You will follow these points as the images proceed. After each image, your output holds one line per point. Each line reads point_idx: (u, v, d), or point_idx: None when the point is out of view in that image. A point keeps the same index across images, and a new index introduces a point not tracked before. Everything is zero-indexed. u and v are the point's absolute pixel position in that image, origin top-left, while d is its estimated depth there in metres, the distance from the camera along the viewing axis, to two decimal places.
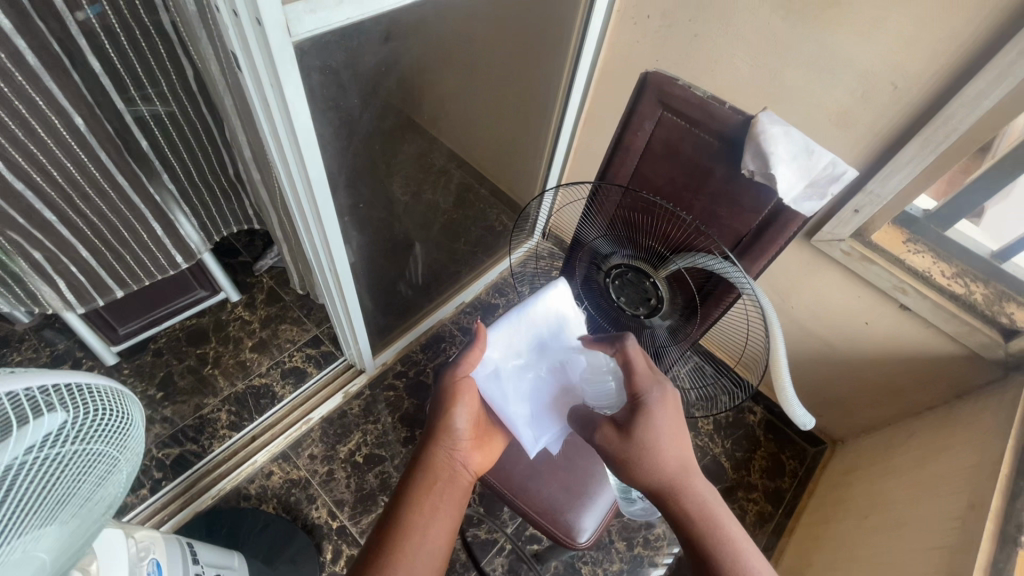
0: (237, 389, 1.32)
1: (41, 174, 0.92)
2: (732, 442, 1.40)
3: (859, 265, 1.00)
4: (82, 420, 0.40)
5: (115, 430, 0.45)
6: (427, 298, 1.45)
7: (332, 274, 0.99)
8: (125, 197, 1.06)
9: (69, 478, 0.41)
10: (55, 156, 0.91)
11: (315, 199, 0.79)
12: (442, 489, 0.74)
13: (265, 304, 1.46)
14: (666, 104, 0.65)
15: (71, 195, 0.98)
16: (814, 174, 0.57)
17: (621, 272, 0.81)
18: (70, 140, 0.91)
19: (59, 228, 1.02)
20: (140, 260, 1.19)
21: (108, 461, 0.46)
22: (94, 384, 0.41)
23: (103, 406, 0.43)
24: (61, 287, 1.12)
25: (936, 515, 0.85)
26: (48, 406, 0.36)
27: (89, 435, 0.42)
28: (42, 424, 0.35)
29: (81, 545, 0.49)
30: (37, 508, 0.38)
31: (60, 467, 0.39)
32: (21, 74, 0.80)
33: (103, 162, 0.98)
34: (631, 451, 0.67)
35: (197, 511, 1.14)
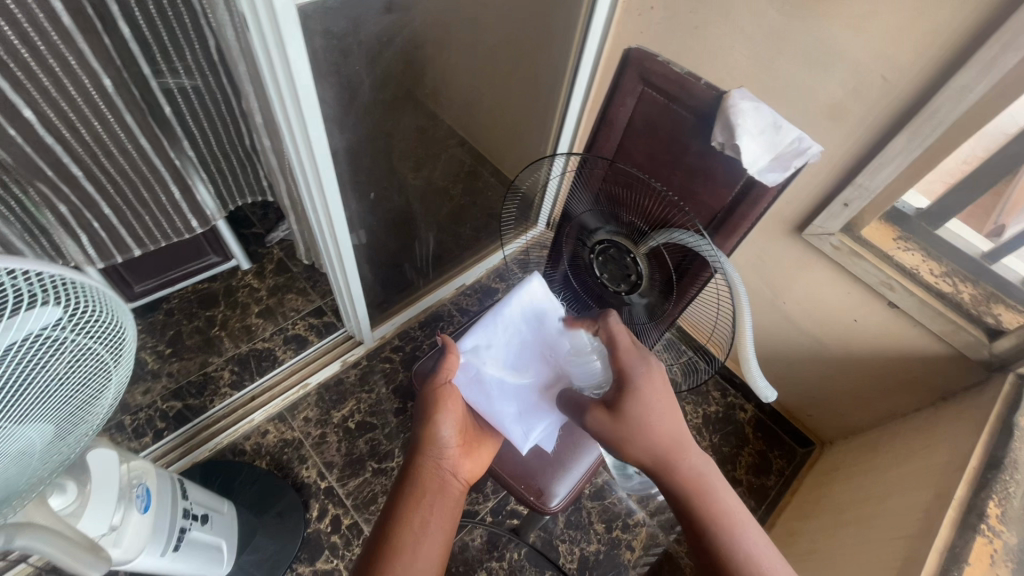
0: (241, 351, 1.38)
1: (70, 130, 0.99)
2: (719, 437, 1.40)
3: (848, 261, 1.00)
4: (72, 315, 0.45)
5: (106, 333, 0.50)
6: (428, 277, 1.49)
7: (332, 241, 1.04)
8: (147, 159, 1.12)
9: (61, 370, 0.47)
10: (84, 114, 0.98)
11: (315, 161, 0.84)
12: (434, 500, 0.73)
13: (273, 274, 1.52)
14: (647, 80, 0.68)
15: (97, 152, 1.05)
16: (780, 148, 0.59)
17: (604, 248, 0.84)
18: (97, 99, 0.97)
19: (83, 183, 1.08)
20: (157, 222, 1.26)
21: (97, 374, 0.52)
22: (85, 284, 0.46)
23: (93, 307, 0.47)
24: (84, 241, 1.19)
25: (904, 506, 0.85)
26: (37, 298, 0.41)
27: (79, 332, 0.47)
28: (32, 313, 0.41)
29: (76, 439, 0.55)
30: (28, 390, 0.44)
31: (51, 357, 0.45)
32: (56, 33, 0.87)
33: (127, 123, 1.04)
34: (623, 431, 0.69)
35: (195, 461, 1.20)
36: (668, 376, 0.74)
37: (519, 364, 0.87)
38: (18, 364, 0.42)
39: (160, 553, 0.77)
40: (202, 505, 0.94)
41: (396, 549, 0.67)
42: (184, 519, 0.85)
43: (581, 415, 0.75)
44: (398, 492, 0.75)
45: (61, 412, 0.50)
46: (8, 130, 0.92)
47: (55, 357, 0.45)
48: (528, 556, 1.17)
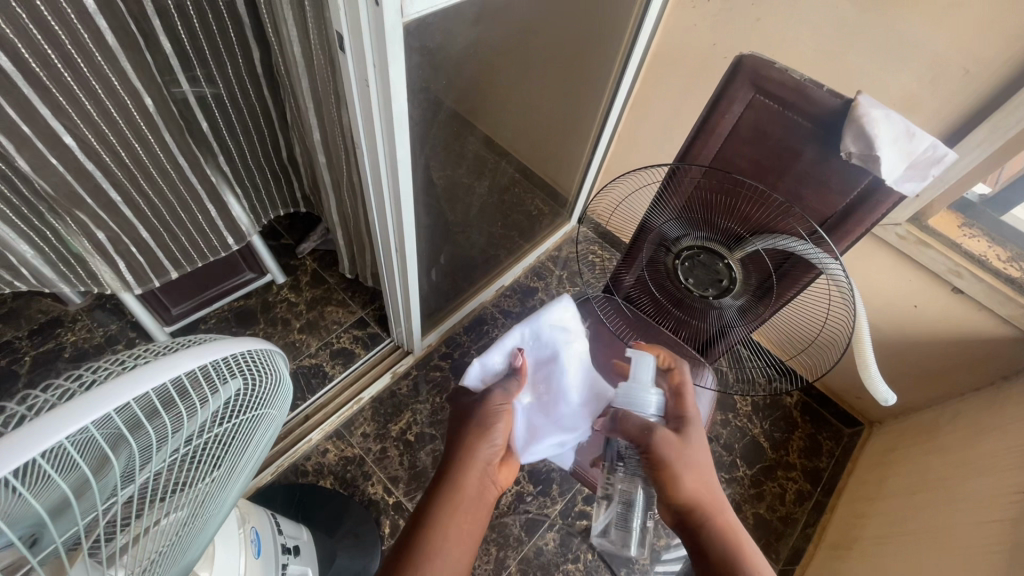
0: (288, 368, 1.34)
1: (112, 154, 0.90)
2: (769, 423, 1.43)
3: (915, 250, 1.02)
4: (227, 396, 0.40)
5: (259, 396, 0.44)
6: (470, 282, 1.46)
7: (397, 257, 1.01)
8: (186, 179, 1.05)
9: (221, 449, 0.42)
10: (127, 137, 0.89)
11: (396, 179, 0.81)
12: (469, 506, 0.68)
13: (310, 287, 1.47)
14: (760, 87, 0.67)
15: (137, 175, 0.96)
16: (914, 156, 0.59)
17: (692, 254, 0.83)
18: (139, 121, 0.89)
19: (121, 208, 1.00)
20: (194, 242, 1.19)
21: (259, 452, 0.49)
22: (233, 352, 0.40)
23: (244, 379, 0.42)
24: (120, 268, 1.12)
25: (994, 488, 0.87)
26: (219, 375, 0.39)
27: (235, 408, 0.41)
28: (214, 393, 0.38)
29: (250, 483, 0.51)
30: (190, 480, 0.39)
31: (210, 443, 0.40)
32: (100, 55, 0.78)
33: (167, 142, 0.96)
34: (687, 454, 0.66)
35: (258, 486, 1.17)
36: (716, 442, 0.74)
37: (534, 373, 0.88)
38: (199, 452, 0.39)
39: None
40: (291, 536, 0.92)
41: (428, 551, 0.61)
42: (283, 554, 0.83)
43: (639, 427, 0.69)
44: (436, 487, 0.69)
45: (228, 497, 0.46)
46: (51, 160, 0.84)
47: (212, 441, 0.40)
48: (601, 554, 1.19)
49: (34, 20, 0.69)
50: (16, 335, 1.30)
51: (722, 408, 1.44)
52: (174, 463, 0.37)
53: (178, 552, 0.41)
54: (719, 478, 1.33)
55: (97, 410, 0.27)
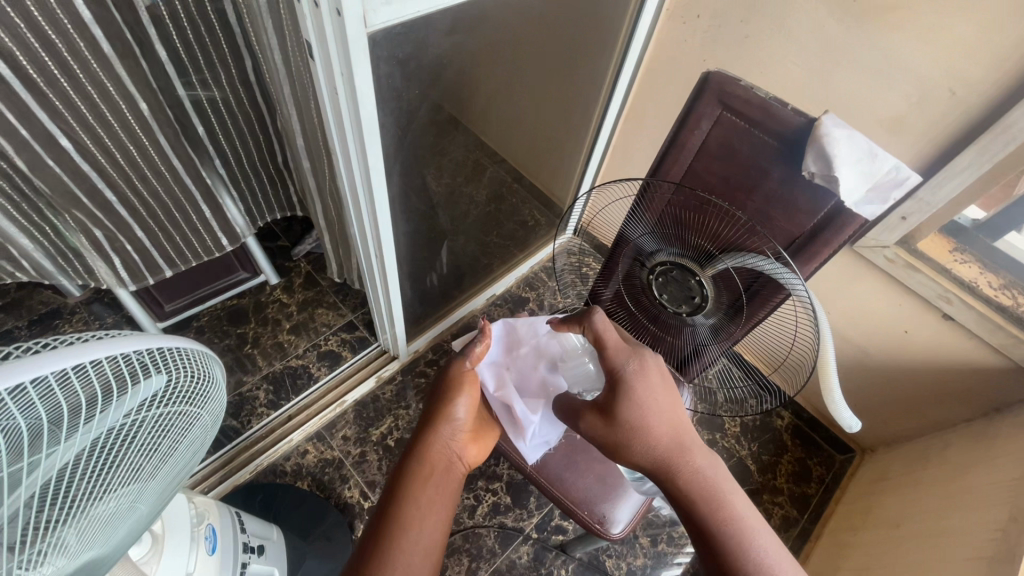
0: (275, 368, 1.36)
1: (107, 156, 0.92)
2: (758, 445, 1.39)
3: (903, 273, 0.99)
4: (154, 389, 0.41)
5: (186, 391, 0.45)
6: (460, 289, 1.47)
7: (377, 261, 1.02)
8: (181, 182, 1.07)
9: (146, 441, 0.42)
10: (122, 141, 0.92)
11: (371, 185, 0.82)
12: (439, 478, 0.69)
13: (302, 289, 1.49)
14: (726, 103, 0.67)
15: (131, 175, 0.98)
16: (876, 178, 0.58)
17: (665, 270, 0.80)
18: (134, 124, 0.91)
19: (116, 207, 1.02)
20: (188, 242, 1.21)
21: (184, 455, 0.50)
22: (164, 346, 0.41)
23: (172, 373, 0.43)
24: (116, 264, 1.14)
25: (974, 525, 0.84)
26: (143, 366, 0.39)
27: (161, 401, 0.42)
28: (144, 383, 0.39)
29: (179, 482, 0.51)
30: (112, 471, 0.39)
31: (134, 435, 0.41)
32: (95, 61, 0.80)
33: (162, 145, 0.97)
34: (619, 434, 0.66)
35: (235, 484, 1.18)
36: (665, 371, 0.69)
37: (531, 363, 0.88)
38: (123, 444, 0.40)
39: None
40: (256, 535, 0.92)
41: (400, 532, 0.61)
42: (244, 553, 0.83)
43: (575, 420, 0.72)
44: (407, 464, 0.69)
45: (151, 498, 0.47)
46: (47, 161, 0.87)
47: (137, 433, 0.41)
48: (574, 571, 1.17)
49: (31, 29, 0.72)
50: (16, 325, 1.34)
51: (709, 427, 1.41)
52: (100, 449, 0.37)
53: (102, 548, 0.42)
54: None
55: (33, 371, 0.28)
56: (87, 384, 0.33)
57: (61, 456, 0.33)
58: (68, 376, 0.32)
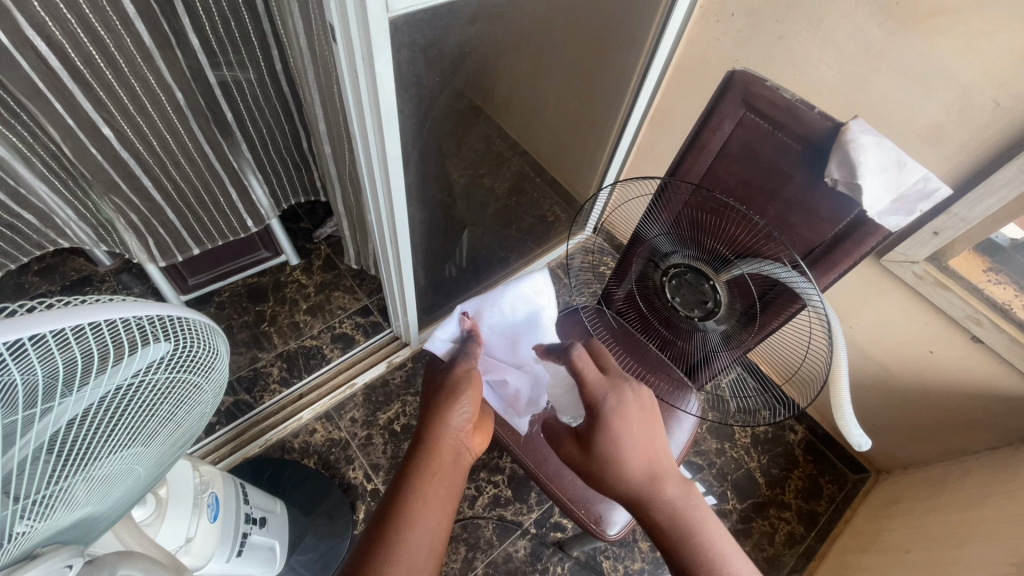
0: (290, 347, 1.38)
1: (143, 144, 0.95)
2: (768, 458, 1.36)
3: (931, 291, 0.95)
4: (151, 359, 0.41)
5: (182, 362, 0.45)
6: (475, 280, 1.47)
7: (392, 248, 1.03)
8: (213, 170, 1.10)
9: (141, 410, 0.43)
10: (159, 129, 0.95)
11: (388, 171, 0.82)
12: (441, 474, 0.68)
13: (321, 271, 1.52)
14: (751, 104, 0.66)
15: (165, 161, 1.01)
16: (903, 189, 0.55)
17: (680, 272, 0.79)
18: (171, 113, 0.94)
19: (152, 193, 1.06)
20: (214, 222, 1.23)
21: (191, 421, 0.52)
22: (168, 314, 0.40)
23: (172, 344, 0.43)
24: (147, 242, 1.17)
25: (987, 557, 0.81)
26: (147, 331, 0.39)
27: (158, 371, 0.43)
28: (154, 349, 0.41)
29: (182, 446, 0.52)
30: (106, 440, 0.40)
31: (128, 406, 0.41)
32: (139, 55, 0.83)
33: (196, 134, 1.00)
34: (594, 464, 0.67)
35: (245, 457, 1.21)
36: (644, 405, 0.70)
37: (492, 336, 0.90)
38: (118, 413, 0.40)
39: (225, 559, 0.78)
40: (260, 508, 0.95)
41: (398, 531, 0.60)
42: (245, 524, 0.86)
43: (557, 445, 0.73)
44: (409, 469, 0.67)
45: (158, 460, 0.49)
46: (89, 148, 0.91)
47: (130, 404, 0.41)
48: (570, 569, 1.17)
49: (81, 25, 0.75)
50: (49, 289, 1.39)
51: (719, 436, 1.39)
52: (110, 408, 0.39)
53: (101, 508, 0.43)
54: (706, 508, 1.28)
55: (25, 328, 0.28)
56: (84, 346, 0.34)
57: (49, 423, 0.34)
58: (67, 336, 0.32)
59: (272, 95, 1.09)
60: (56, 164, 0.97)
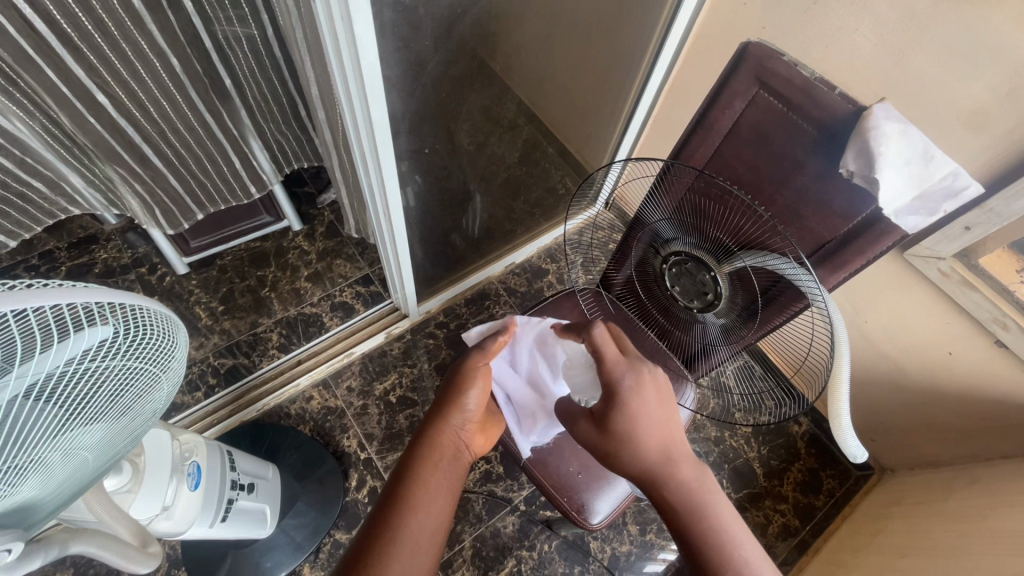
0: (289, 313, 1.38)
1: (141, 112, 0.93)
2: (768, 449, 1.33)
3: (956, 290, 0.89)
4: (90, 346, 0.39)
5: (131, 346, 0.43)
6: (477, 252, 1.44)
7: (386, 221, 1.00)
8: (215, 138, 1.08)
9: (82, 396, 0.41)
10: (155, 97, 0.92)
11: (376, 141, 0.79)
12: (444, 465, 0.66)
13: (324, 237, 1.50)
14: (764, 81, 0.60)
15: (164, 129, 0.98)
16: (929, 185, 0.50)
17: (680, 260, 0.75)
18: (166, 81, 0.90)
19: (155, 162, 1.04)
20: (218, 189, 1.21)
21: (149, 411, 0.52)
22: (110, 298, 0.38)
23: (115, 330, 0.40)
24: (152, 206, 1.15)
25: (984, 569, 0.78)
26: (101, 317, 0.38)
27: (100, 355, 0.40)
28: (118, 343, 0.41)
29: (139, 421, 0.51)
30: (46, 429, 0.38)
31: (66, 393, 0.39)
32: (128, 18, 0.79)
33: (193, 101, 0.97)
34: (614, 443, 0.62)
35: (243, 419, 1.24)
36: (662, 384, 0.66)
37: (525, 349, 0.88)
38: (57, 401, 0.38)
39: (209, 523, 0.80)
40: (248, 474, 0.96)
41: (405, 518, 0.58)
42: (231, 490, 0.87)
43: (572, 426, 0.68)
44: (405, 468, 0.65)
45: (110, 448, 0.49)
46: (86, 116, 0.89)
47: (68, 392, 0.39)
48: (557, 547, 1.17)
49: None
50: (57, 246, 1.41)
51: (719, 424, 1.35)
52: (69, 398, 0.39)
53: (41, 491, 0.42)
54: None
55: None
56: (6, 335, 0.31)
57: None
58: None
59: (271, 64, 1.04)
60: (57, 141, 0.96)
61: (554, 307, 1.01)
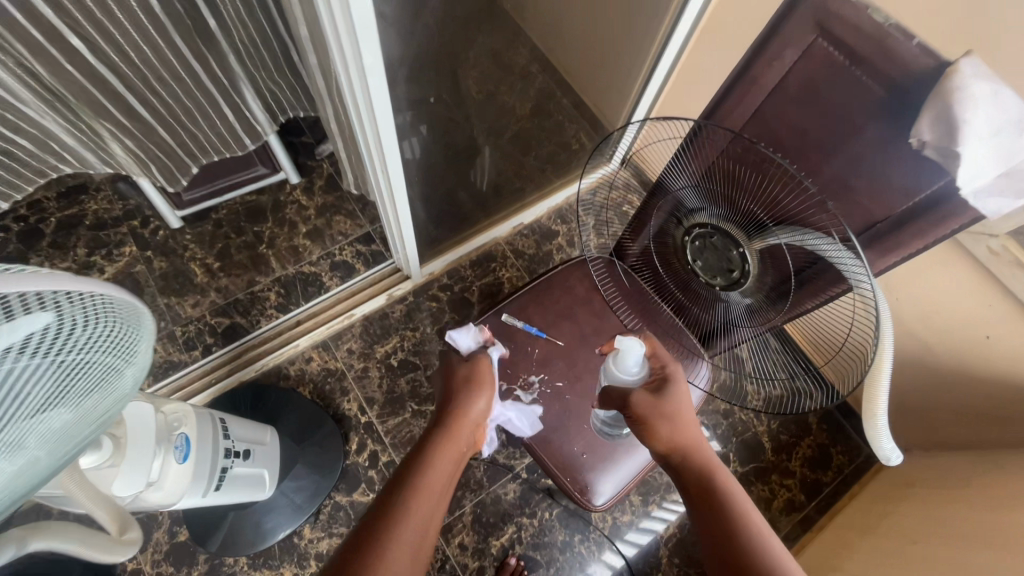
0: (288, 272, 1.33)
1: (121, 58, 0.84)
2: (778, 423, 1.29)
3: (1006, 272, 0.81)
4: (37, 337, 0.33)
5: (86, 333, 0.37)
6: (483, 211, 1.36)
7: (385, 179, 0.92)
8: (203, 87, 0.99)
9: (35, 389, 0.35)
10: (133, 42, 0.82)
11: (370, 90, 0.70)
12: (450, 461, 0.64)
13: (322, 192, 1.42)
14: (825, 27, 0.52)
15: (148, 77, 0.89)
16: (1017, 164, 0.44)
17: (705, 232, 0.66)
18: (144, 22, 0.81)
19: (142, 113, 0.96)
20: (210, 142, 1.13)
21: (114, 396, 0.47)
22: (60, 283, 0.32)
23: (65, 317, 0.34)
24: (144, 159, 1.08)
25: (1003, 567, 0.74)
26: (47, 305, 0.32)
27: (50, 346, 0.35)
28: (74, 334, 0.36)
29: (102, 408, 0.46)
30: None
31: (15, 389, 0.33)
32: None
33: (176, 45, 0.87)
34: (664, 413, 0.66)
35: (241, 380, 1.21)
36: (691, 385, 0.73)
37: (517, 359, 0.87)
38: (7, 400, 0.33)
39: (201, 492, 0.78)
40: (244, 440, 0.94)
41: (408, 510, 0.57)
42: (225, 458, 0.85)
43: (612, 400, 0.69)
44: (412, 465, 0.63)
45: (70, 438, 0.44)
46: (63, 64, 0.80)
47: (18, 387, 0.34)
48: (557, 515, 1.16)
49: None
50: (46, 195, 1.35)
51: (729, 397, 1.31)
52: (21, 393, 0.34)
53: None
54: None
55: None
56: None
57: None
58: None
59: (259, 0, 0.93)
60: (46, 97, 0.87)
61: (561, 277, 0.93)
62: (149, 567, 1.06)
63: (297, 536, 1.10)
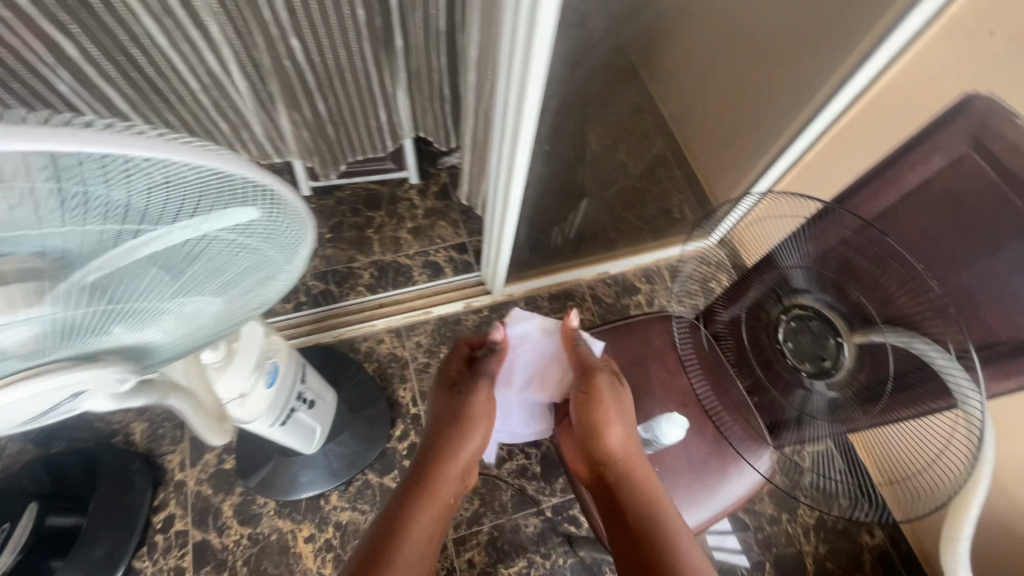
0: (386, 258, 1.44)
1: (321, 60, 0.98)
2: (826, 547, 1.20)
3: None
4: (262, 218, 0.44)
5: (279, 226, 0.47)
6: (575, 253, 1.41)
7: (503, 194, 1.01)
8: (374, 94, 1.13)
9: (226, 259, 0.46)
10: (334, 44, 0.96)
11: (520, 111, 0.79)
12: (434, 502, 0.69)
13: (434, 197, 1.54)
14: (979, 141, 0.64)
15: (338, 78, 1.05)
16: None
17: (805, 316, 0.69)
18: (350, 30, 0.95)
19: (322, 113, 1.11)
20: (364, 143, 1.27)
21: (268, 294, 0.57)
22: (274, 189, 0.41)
23: (272, 213, 0.45)
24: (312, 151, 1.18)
25: None
26: (253, 203, 0.41)
27: (253, 228, 0.45)
28: (260, 228, 0.45)
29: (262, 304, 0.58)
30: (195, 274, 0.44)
31: (223, 250, 0.44)
32: None
33: (365, 51, 1.01)
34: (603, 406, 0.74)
35: (318, 341, 1.31)
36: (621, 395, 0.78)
37: (517, 319, 0.94)
38: (192, 258, 0.42)
39: (269, 422, 0.86)
40: (313, 390, 1.01)
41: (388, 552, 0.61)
42: (295, 401, 0.92)
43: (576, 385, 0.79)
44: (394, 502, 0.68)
45: (229, 317, 0.54)
46: (282, 64, 0.95)
47: (225, 249, 0.44)
48: (571, 565, 1.13)
49: None
50: None
51: (778, 503, 1.23)
52: (209, 260, 0.44)
53: (171, 332, 0.48)
54: (734, 568, 1.18)
55: (116, 150, 0.28)
56: (201, 197, 0.37)
57: (131, 250, 0.37)
58: (204, 180, 0.35)
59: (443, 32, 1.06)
60: (249, 95, 0.99)
61: (645, 326, 0.96)
62: (192, 483, 1.13)
63: (325, 499, 1.14)
